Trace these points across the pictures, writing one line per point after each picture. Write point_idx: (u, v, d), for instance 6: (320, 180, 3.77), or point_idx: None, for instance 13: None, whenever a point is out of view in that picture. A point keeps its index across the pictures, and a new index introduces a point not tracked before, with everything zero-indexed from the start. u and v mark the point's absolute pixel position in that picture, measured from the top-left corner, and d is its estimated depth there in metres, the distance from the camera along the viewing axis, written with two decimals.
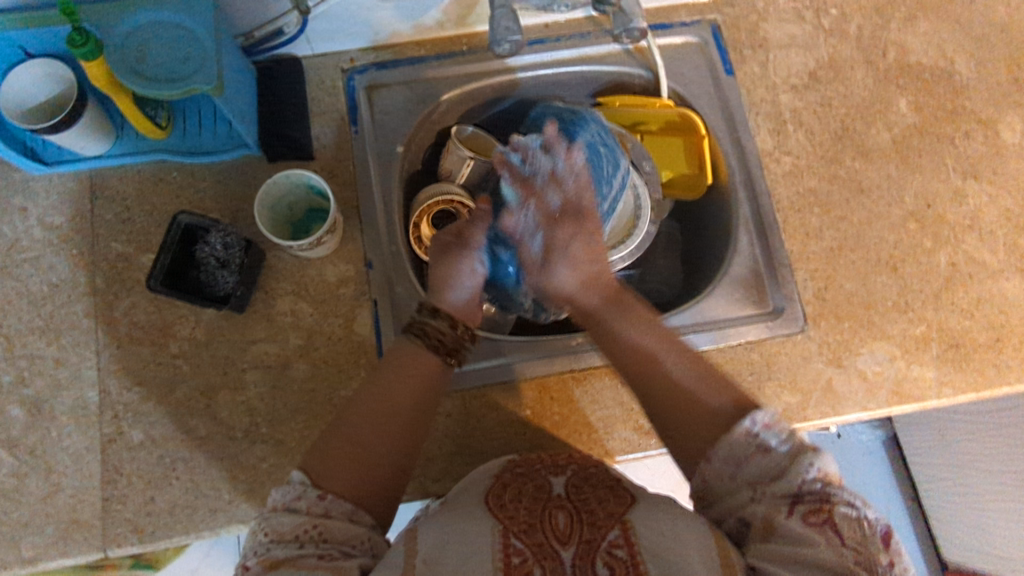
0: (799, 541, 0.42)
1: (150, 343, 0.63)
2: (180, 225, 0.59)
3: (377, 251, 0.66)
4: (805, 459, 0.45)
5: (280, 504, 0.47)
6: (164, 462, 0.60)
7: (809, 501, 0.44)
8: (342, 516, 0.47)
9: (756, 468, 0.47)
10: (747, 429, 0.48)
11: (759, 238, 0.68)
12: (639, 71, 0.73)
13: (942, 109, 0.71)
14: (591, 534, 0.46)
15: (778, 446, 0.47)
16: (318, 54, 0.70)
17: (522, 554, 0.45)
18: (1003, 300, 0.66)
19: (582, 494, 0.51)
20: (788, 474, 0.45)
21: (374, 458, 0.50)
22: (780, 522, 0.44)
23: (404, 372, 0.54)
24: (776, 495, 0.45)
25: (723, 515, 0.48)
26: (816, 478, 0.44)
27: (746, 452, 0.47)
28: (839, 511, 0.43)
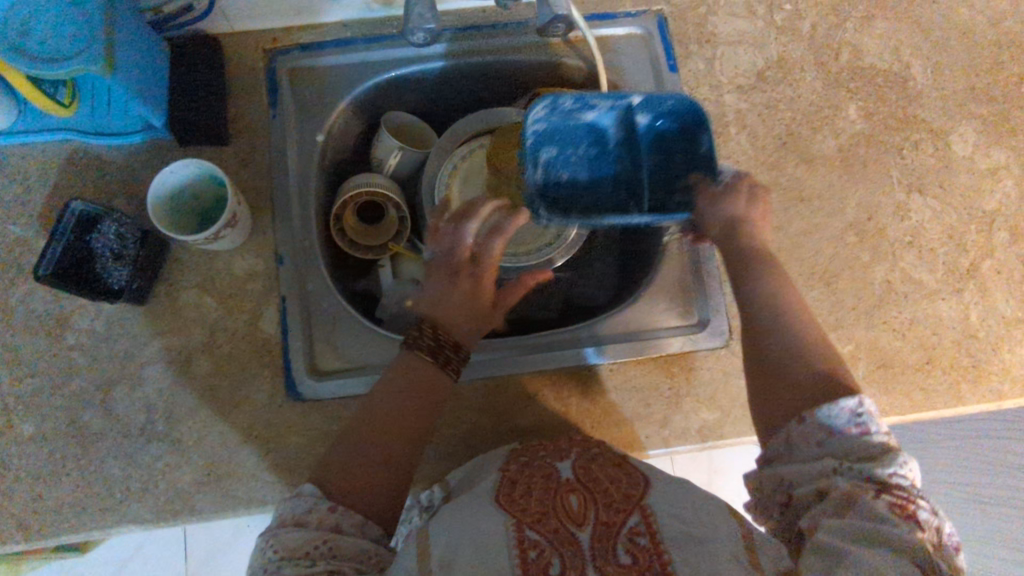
0: (875, 518, 0.39)
1: (47, 333, 0.60)
2: (74, 213, 0.57)
3: (290, 244, 0.63)
4: (899, 457, 0.42)
5: (291, 517, 0.45)
6: (56, 458, 0.58)
7: (895, 494, 0.41)
8: (353, 532, 0.45)
9: (847, 444, 0.44)
10: (850, 408, 0.45)
11: (689, 246, 0.66)
12: (579, 63, 0.69)
13: (892, 117, 0.68)
14: (609, 517, 0.48)
15: (875, 435, 0.44)
16: (238, 31, 0.66)
17: (538, 547, 0.45)
18: (936, 321, 0.64)
19: (591, 476, 0.52)
20: (879, 462, 0.42)
21: (388, 469, 0.49)
22: (862, 497, 0.41)
23: (414, 379, 0.53)
24: (862, 475, 0.42)
25: (796, 482, 0.45)
26: (906, 475, 0.42)
27: (841, 430, 0.45)
28: (920, 514, 0.40)
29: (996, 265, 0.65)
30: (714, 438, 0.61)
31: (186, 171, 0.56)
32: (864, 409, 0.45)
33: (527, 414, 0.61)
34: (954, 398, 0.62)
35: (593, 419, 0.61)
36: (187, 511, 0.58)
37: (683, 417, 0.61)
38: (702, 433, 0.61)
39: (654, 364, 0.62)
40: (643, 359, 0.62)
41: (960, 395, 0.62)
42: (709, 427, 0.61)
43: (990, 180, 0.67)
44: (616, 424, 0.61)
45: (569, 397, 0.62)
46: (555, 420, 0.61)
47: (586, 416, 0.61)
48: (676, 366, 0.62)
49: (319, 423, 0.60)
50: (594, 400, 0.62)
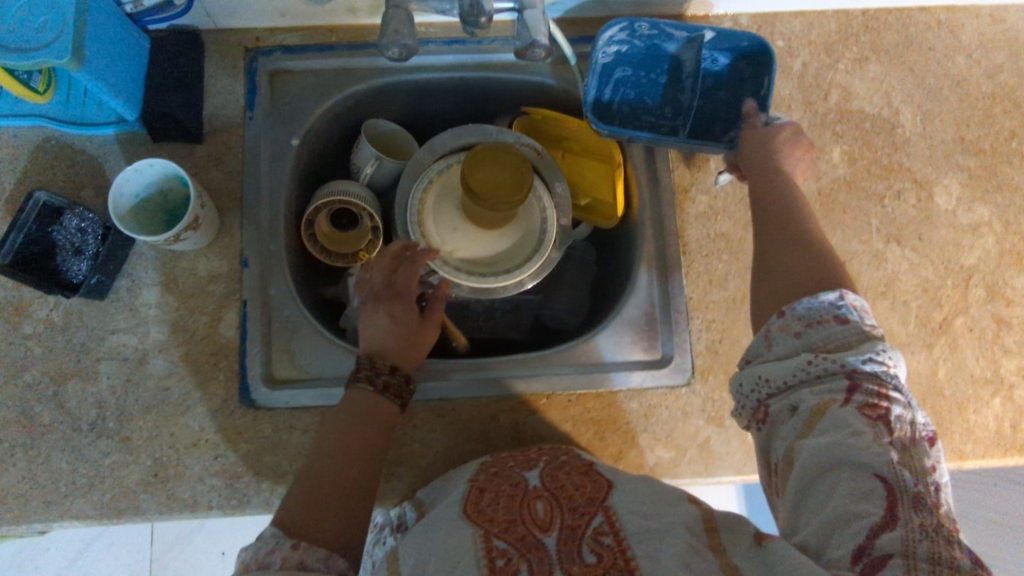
0: (843, 426, 0.42)
1: (4, 321, 0.60)
2: (37, 203, 0.57)
3: (256, 248, 0.62)
4: (875, 346, 0.44)
5: (252, 561, 0.42)
6: (3, 447, 0.58)
7: (867, 389, 0.43)
8: (318, 567, 0.43)
9: (825, 335, 0.46)
10: (832, 299, 0.47)
11: (659, 278, 0.64)
12: (564, 84, 0.68)
13: (876, 163, 0.67)
14: (574, 520, 0.46)
15: (853, 322, 0.46)
16: (220, 28, 0.66)
17: (506, 555, 0.43)
18: (903, 375, 0.63)
19: (558, 482, 0.50)
20: (851, 350, 0.44)
21: (347, 499, 0.48)
22: (836, 405, 0.42)
23: (357, 410, 0.53)
24: (837, 371, 0.44)
25: (775, 384, 0.46)
26: (880, 362, 0.44)
27: (819, 317, 0.47)
28: (893, 410, 0.42)
29: (969, 322, 0.64)
30: (668, 476, 0.61)
31: (151, 170, 0.56)
32: (844, 301, 0.47)
33: (480, 437, 0.61)
34: None
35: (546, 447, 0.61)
36: (129, 510, 0.58)
37: (637, 453, 0.60)
38: (655, 471, 0.60)
39: (612, 397, 0.62)
40: (601, 391, 0.62)
41: None
42: (664, 465, 0.60)
43: (971, 236, 0.66)
44: None
45: (524, 423, 0.61)
46: (507, 445, 0.61)
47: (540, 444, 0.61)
48: (634, 401, 0.62)
49: (270, 431, 0.60)
50: (549, 428, 0.61)
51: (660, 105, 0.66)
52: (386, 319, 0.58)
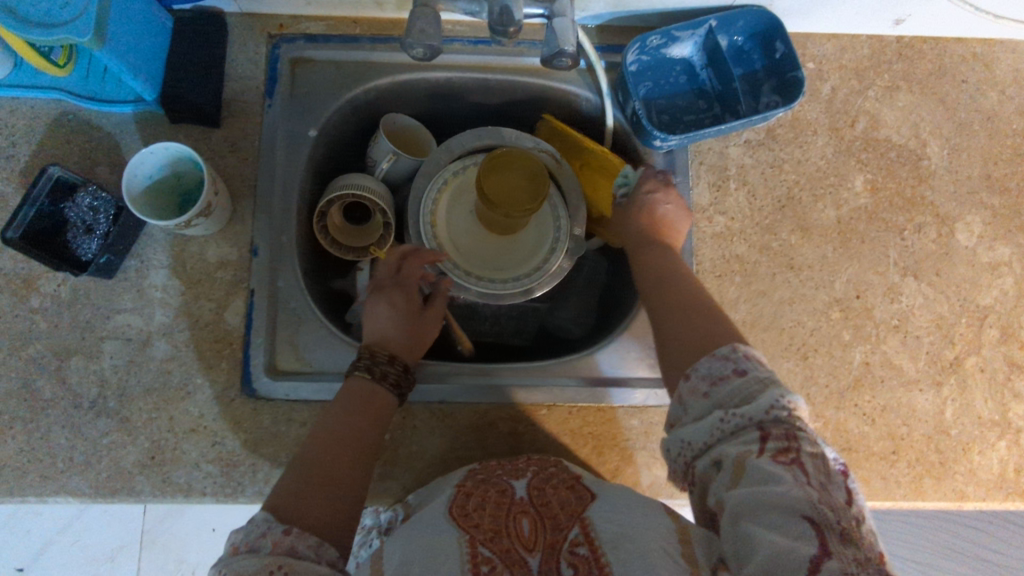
0: (762, 479, 0.38)
1: (11, 293, 0.60)
2: (50, 178, 0.56)
3: (266, 238, 0.62)
4: (780, 393, 0.41)
5: (242, 545, 0.41)
6: (3, 418, 0.58)
7: (777, 437, 0.39)
8: (308, 555, 0.41)
9: (731, 391, 0.42)
10: (724, 354, 0.44)
11: None
12: (588, 94, 0.67)
13: (899, 195, 0.66)
14: (554, 537, 0.46)
15: (751, 370, 0.43)
16: (245, 13, 0.65)
17: (491, 562, 0.44)
18: (909, 411, 0.62)
19: (544, 496, 0.50)
20: (758, 399, 0.41)
21: (339, 489, 0.46)
22: (749, 459, 0.39)
23: (355, 397, 0.52)
24: (744, 423, 0.41)
25: (693, 450, 0.43)
26: (785, 408, 0.40)
27: (721, 376, 0.43)
28: (806, 450, 0.39)
29: (981, 362, 0.63)
30: (664, 496, 0.60)
31: (167, 153, 0.55)
32: (739, 354, 0.44)
33: (474, 445, 0.60)
34: (914, 493, 0.61)
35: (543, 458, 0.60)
36: (124, 491, 0.58)
37: (635, 472, 0.60)
38: (651, 491, 0.60)
39: (614, 413, 0.61)
40: (601, 406, 0.61)
41: (922, 491, 0.61)
42: (661, 486, 0.60)
43: (991, 275, 0.65)
44: None
45: (523, 432, 0.61)
46: (504, 454, 0.60)
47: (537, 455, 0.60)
48: (635, 419, 0.61)
49: (268, 422, 0.60)
50: (547, 439, 0.61)
51: (693, 101, 0.66)
52: (388, 309, 0.58)
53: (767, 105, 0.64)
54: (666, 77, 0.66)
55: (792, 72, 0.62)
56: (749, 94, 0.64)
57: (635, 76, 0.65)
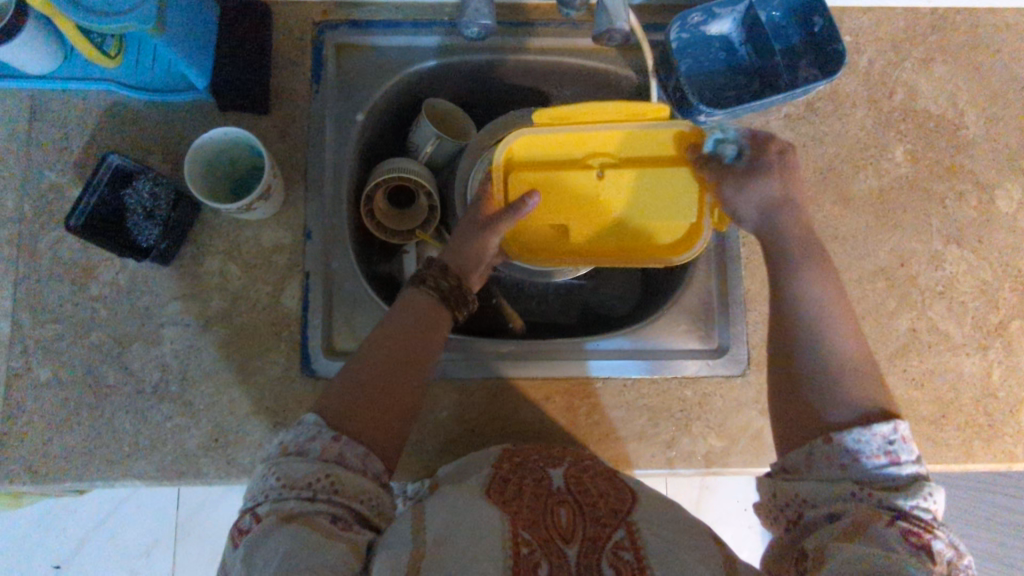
0: (884, 544, 0.42)
1: (71, 283, 0.60)
2: (110, 167, 0.57)
3: (319, 222, 0.63)
4: (925, 491, 0.46)
5: (294, 446, 0.45)
6: (68, 406, 0.59)
7: (912, 520, 0.44)
8: (355, 466, 0.45)
9: (876, 471, 0.48)
10: (884, 432, 0.48)
11: (716, 270, 0.65)
12: (629, 72, 0.68)
13: (939, 164, 0.67)
14: (595, 531, 0.44)
15: (904, 464, 0.48)
16: (289, 1, 0.66)
17: (530, 546, 0.42)
18: (956, 376, 0.63)
19: (582, 486, 0.50)
20: (901, 493, 0.46)
21: (390, 402, 0.49)
22: (877, 525, 0.44)
23: (416, 312, 0.55)
24: (881, 503, 0.46)
25: (805, 502, 0.49)
26: (928, 508, 0.45)
27: (866, 456, 0.48)
28: (934, 544, 0.44)
29: None
30: (718, 464, 0.61)
31: (228, 139, 0.56)
32: (896, 437, 0.48)
33: (518, 420, 0.61)
34: (964, 455, 0.62)
35: (600, 430, 0.61)
36: (190, 473, 0.59)
37: (689, 441, 0.61)
38: (706, 459, 0.61)
39: (667, 385, 0.62)
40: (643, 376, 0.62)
41: (972, 452, 0.62)
42: (715, 454, 0.61)
43: None
44: (621, 439, 0.61)
45: (577, 405, 0.62)
46: (559, 427, 0.61)
47: (593, 428, 0.61)
48: (688, 390, 0.62)
49: None
50: (603, 412, 0.61)
51: (733, 77, 0.67)
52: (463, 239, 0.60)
53: (807, 79, 0.64)
54: (705, 55, 0.66)
55: (833, 45, 0.61)
56: (789, 69, 0.64)
57: (677, 52, 0.65)
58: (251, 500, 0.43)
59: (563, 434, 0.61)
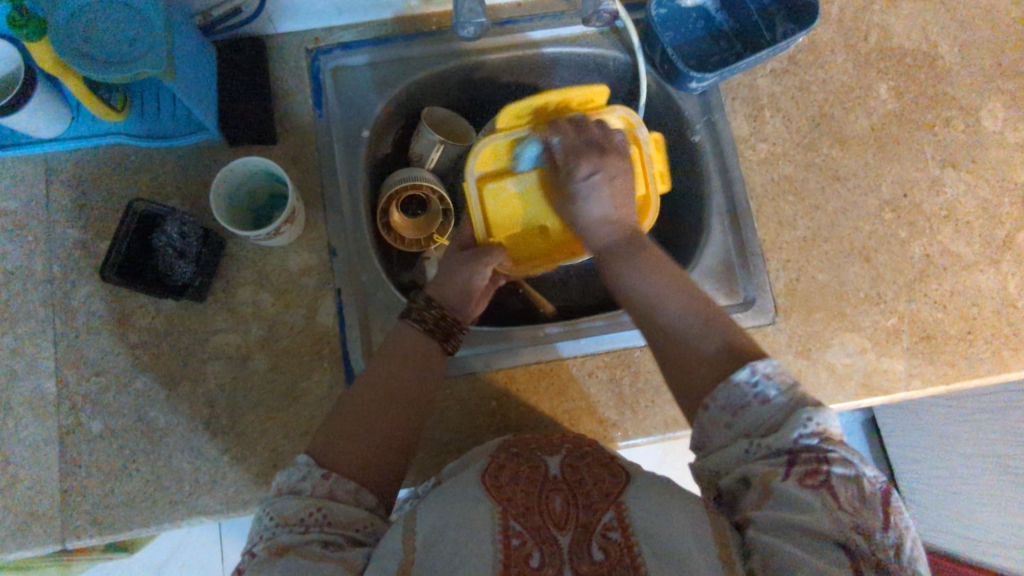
0: (792, 503, 0.40)
1: (110, 333, 0.61)
2: (137, 213, 0.58)
3: (342, 238, 0.65)
4: (804, 416, 0.42)
5: (286, 487, 0.46)
6: (124, 454, 0.59)
7: (805, 460, 0.41)
8: (347, 498, 0.46)
9: (754, 419, 0.44)
10: (746, 379, 0.45)
11: (731, 228, 0.67)
12: (615, 53, 0.71)
13: (922, 95, 0.70)
14: (587, 518, 0.45)
15: (776, 398, 0.44)
16: (282, 33, 0.68)
17: (521, 538, 0.44)
18: (976, 292, 0.65)
19: (578, 475, 0.49)
20: (786, 428, 0.42)
21: (378, 440, 0.50)
22: (777, 483, 0.41)
23: (406, 346, 0.55)
24: (775, 450, 0.42)
25: (717, 472, 0.46)
26: (814, 434, 0.42)
27: (741, 403, 0.45)
28: (835, 472, 0.41)
29: None
30: None
31: (246, 169, 0.58)
32: (758, 375, 0.45)
33: (550, 403, 0.63)
34: (997, 366, 0.64)
35: (646, 397, 0.63)
36: (253, 502, 0.59)
37: None
38: None
39: None
40: (619, 351, 0.64)
41: (1003, 362, 0.64)
42: None
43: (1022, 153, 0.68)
44: (669, 402, 0.63)
45: (619, 377, 0.64)
46: (606, 400, 0.63)
47: (639, 396, 0.63)
48: None
49: None
50: (646, 379, 0.64)
51: (715, 42, 0.70)
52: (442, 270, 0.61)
53: (786, 35, 0.66)
54: (686, 27, 0.70)
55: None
56: (767, 27, 0.67)
57: (659, 26, 0.68)
58: (251, 540, 0.45)
59: (611, 407, 0.63)
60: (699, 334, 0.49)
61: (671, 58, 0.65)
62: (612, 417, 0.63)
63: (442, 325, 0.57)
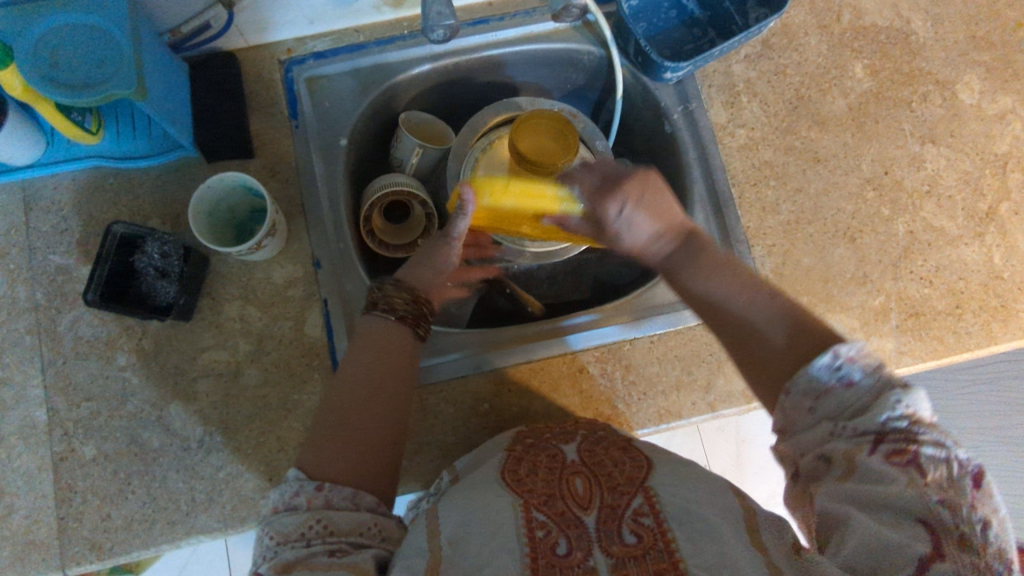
0: (874, 478, 0.40)
1: (98, 357, 0.61)
2: (116, 236, 0.58)
3: (325, 249, 0.65)
4: (894, 396, 0.41)
5: (281, 505, 0.46)
6: (119, 477, 0.59)
7: (892, 440, 0.40)
8: (346, 505, 0.46)
9: (837, 402, 0.43)
10: (827, 363, 0.44)
11: (715, 216, 0.67)
12: (589, 47, 0.71)
13: (898, 72, 0.70)
14: (613, 500, 0.47)
15: (861, 382, 0.43)
16: (252, 45, 0.67)
17: (546, 527, 0.45)
18: (962, 266, 0.65)
19: (596, 457, 0.51)
20: (873, 410, 0.41)
21: (366, 438, 0.50)
22: (859, 458, 0.40)
23: (376, 338, 0.55)
24: (858, 432, 0.41)
25: (800, 453, 0.45)
26: (903, 415, 0.40)
27: (824, 387, 0.44)
28: (925, 452, 0.39)
29: (1014, 206, 0.67)
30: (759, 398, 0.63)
31: (221, 186, 0.58)
32: (841, 359, 0.44)
33: (541, 402, 0.63)
34: (987, 339, 0.64)
35: (639, 389, 0.63)
36: (252, 517, 0.59)
37: (725, 381, 0.63)
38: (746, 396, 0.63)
39: (693, 332, 0.64)
40: (610, 346, 0.64)
41: (993, 334, 0.64)
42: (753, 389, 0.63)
43: (1000, 125, 0.69)
44: (661, 393, 0.63)
45: (611, 371, 0.64)
46: (599, 394, 0.63)
47: (631, 389, 0.63)
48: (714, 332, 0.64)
49: None
50: (638, 371, 0.64)
51: (687, 31, 0.70)
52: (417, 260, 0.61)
53: (758, 18, 0.66)
54: (658, 17, 0.70)
55: None
56: (739, 12, 0.67)
57: (631, 18, 0.69)
58: (257, 563, 0.44)
59: (604, 401, 0.63)
60: (772, 321, 0.50)
61: (644, 50, 0.65)
62: (605, 411, 0.63)
63: (413, 309, 0.57)
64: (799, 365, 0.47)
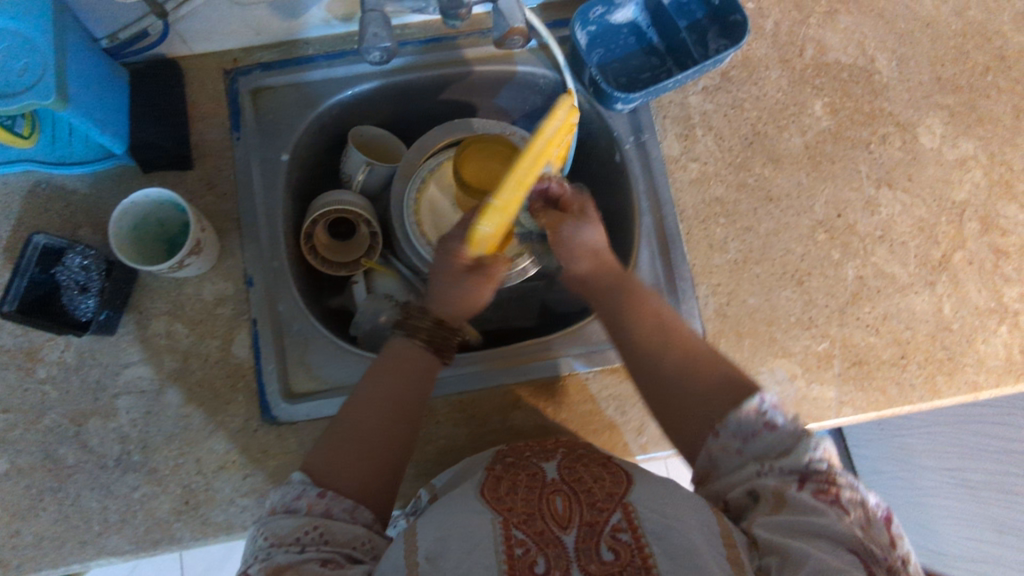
0: (808, 510, 0.42)
1: (17, 368, 0.59)
2: (37, 247, 0.57)
3: (259, 267, 0.63)
4: (813, 441, 0.46)
5: (281, 505, 0.46)
6: (30, 493, 0.57)
7: (817, 479, 0.44)
8: (344, 516, 0.45)
9: (762, 444, 0.47)
10: (756, 406, 0.47)
11: (661, 252, 0.66)
12: (543, 71, 0.70)
13: (858, 111, 0.68)
14: (592, 517, 0.45)
15: (783, 426, 0.47)
16: (197, 54, 0.66)
17: (525, 544, 0.43)
18: (910, 316, 0.63)
19: (576, 474, 0.49)
20: (799, 450, 0.45)
21: (368, 459, 0.48)
22: (791, 494, 0.43)
23: (397, 360, 0.53)
24: (786, 471, 0.45)
25: (724, 494, 0.47)
26: (822, 458, 0.45)
27: (751, 428, 0.47)
28: (845, 494, 0.43)
29: (968, 256, 0.65)
30: None
31: (147, 200, 0.57)
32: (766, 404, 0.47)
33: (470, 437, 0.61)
34: (931, 392, 0.62)
35: (570, 427, 0.62)
36: (165, 540, 0.58)
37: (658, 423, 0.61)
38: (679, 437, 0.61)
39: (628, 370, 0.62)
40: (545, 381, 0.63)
41: (937, 388, 0.62)
42: None
43: (959, 171, 0.67)
44: (593, 432, 0.62)
45: (544, 407, 0.62)
46: (530, 429, 0.62)
47: (563, 426, 0.62)
48: None
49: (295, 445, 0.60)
50: (570, 409, 0.62)
51: (646, 59, 0.68)
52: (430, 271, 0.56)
53: (718, 50, 0.64)
54: (613, 43, 0.68)
55: (732, 16, 0.61)
56: (698, 43, 0.65)
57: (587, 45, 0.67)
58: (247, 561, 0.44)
59: (534, 437, 0.62)
60: (703, 363, 0.51)
61: (596, 81, 0.64)
62: None
63: (434, 332, 0.54)
64: (737, 395, 0.49)
